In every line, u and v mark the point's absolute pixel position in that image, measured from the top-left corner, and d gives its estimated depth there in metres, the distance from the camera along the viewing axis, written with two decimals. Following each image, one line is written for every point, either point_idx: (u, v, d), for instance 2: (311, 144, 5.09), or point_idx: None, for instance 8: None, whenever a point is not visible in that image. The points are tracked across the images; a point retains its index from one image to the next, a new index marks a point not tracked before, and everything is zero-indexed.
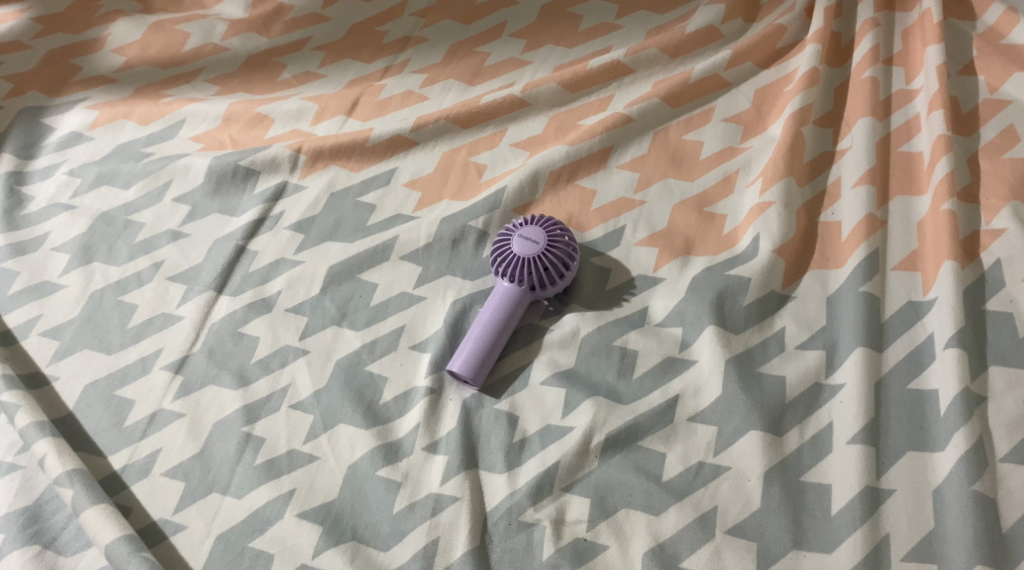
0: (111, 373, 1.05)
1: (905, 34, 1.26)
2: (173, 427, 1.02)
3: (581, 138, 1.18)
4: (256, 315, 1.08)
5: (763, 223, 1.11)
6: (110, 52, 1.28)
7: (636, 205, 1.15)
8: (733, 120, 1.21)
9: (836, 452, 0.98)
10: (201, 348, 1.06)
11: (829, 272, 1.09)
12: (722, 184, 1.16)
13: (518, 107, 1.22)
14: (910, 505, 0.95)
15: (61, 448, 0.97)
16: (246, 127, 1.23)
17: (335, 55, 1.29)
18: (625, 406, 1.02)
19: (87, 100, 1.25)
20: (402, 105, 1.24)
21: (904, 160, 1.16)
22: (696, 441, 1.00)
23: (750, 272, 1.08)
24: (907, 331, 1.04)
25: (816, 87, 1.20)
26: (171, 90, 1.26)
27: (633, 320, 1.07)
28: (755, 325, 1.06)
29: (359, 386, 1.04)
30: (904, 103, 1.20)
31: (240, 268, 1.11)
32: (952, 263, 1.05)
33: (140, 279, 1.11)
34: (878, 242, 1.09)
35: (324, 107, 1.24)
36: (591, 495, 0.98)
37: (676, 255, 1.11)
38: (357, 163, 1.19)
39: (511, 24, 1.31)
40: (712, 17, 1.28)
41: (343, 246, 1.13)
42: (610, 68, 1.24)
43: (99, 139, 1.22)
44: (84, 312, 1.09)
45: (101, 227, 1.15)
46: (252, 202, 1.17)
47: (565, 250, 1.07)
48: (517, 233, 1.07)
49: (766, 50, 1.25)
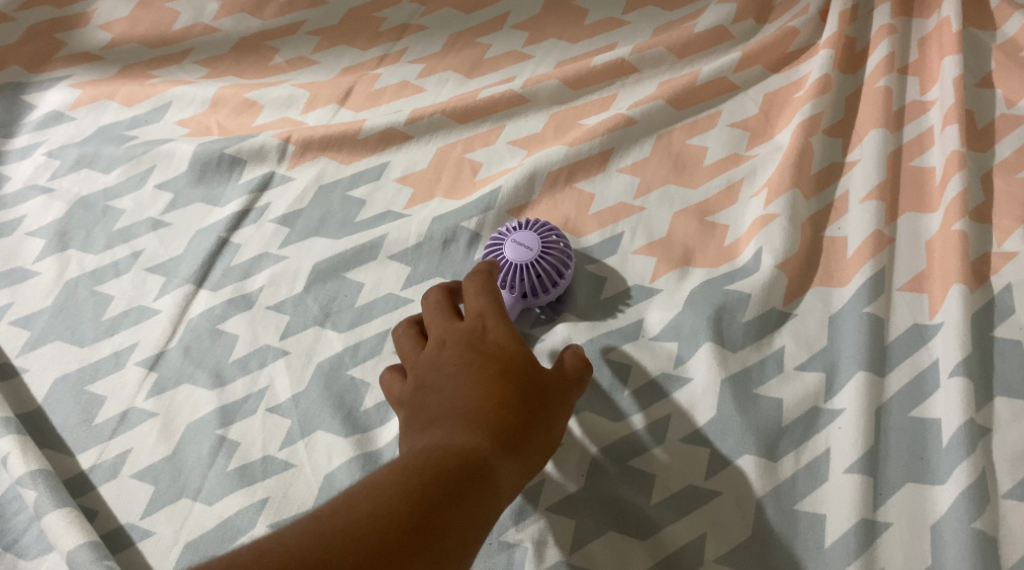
0: (82, 367, 1.01)
1: (921, 42, 1.21)
2: (144, 426, 0.98)
3: (580, 139, 1.14)
4: (235, 312, 1.04)
5: (766, 236, 1.06)
6: (96, 28, 1.23)
7: (634, 211, 1.11)
8: (739, 126, 1.16)
9: (833, 480, 0.94)
10: (177, 345, 1.02)
11: (832, 290, 1.05)
12: (726, 193, 1.12)
13: (516, 103, 1.17)
14: (907, 539, 0.91)
15: (24, 446, 0.94)
16: (233, 113, 1.18)
17: (329, 40, 1.24)
18: (615, 424, 0.98)
19: (70, 78, 1.20)
20: (396, 96, 1.20)
21: (915, 175, 1.11)
22: (687, 462, 0.96)
23: (750, 288, 1.04)
24: (910, 356, 1.00)
25: (826, 95, 1.15)
26: (158, 70, 1.22)
27: (626, 333, 1.03)
28: (754, 343, 1.02)
29: (339, 391, 1.00)
30: (917, 114, 1.16)
31: (222, 261, 1.07)
32: (961, 287, 1.01)
33: (117, 269, 1.07)
34: (884, 260, 1.05)
35: (316, 94, 1.19)
36: (574, 517, 0.94)
37: (675, 266, 1.07)
38: (347, 156, 1.15)
39: (514, 15, 1.26)
40: (722, 16, 1.23)
41: (330, 243, 1.08)
42: (613, 66, 1.19)
43: (81, 119, 1.18)
44: (56, 301, 1.05)
45: (79, 212, 1.11)
46: (236, 192, 1.12)
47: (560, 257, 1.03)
48: (510, 237, 1.03)
49: (776, 54, 1.20)
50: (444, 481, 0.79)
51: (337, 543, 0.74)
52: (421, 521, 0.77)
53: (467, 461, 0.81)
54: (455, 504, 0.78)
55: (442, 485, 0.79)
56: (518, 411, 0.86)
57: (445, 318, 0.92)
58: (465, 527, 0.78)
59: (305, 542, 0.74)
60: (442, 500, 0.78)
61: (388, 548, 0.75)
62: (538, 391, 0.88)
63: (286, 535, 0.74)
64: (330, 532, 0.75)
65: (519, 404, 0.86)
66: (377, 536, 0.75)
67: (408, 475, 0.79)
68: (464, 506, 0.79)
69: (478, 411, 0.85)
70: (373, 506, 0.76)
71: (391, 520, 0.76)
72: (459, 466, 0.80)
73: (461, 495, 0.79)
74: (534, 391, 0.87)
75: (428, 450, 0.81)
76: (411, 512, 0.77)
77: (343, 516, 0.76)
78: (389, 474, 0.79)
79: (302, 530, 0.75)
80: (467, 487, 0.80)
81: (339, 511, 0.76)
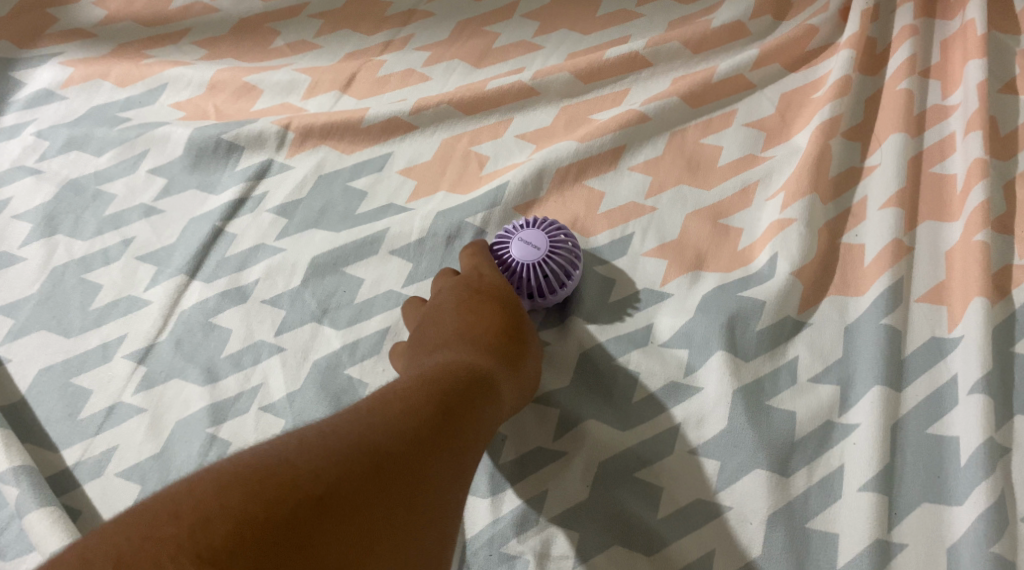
0: (67, 359, 0.97)
1: (944, 44, 1.16)
2: (132, 422, 0.94)
3: (592, 135, 1.10)
4: (230, 305, 1.00)
5: (782, 241, 1.03)
6: (89, 4, 1.19)
7: (646, 211, 1.07)
8: (755, 126, 1.12)
9: (846, 498, 0.91)
10: (168, 337, 0.98)
11: (849, 299, 1.01)
12: (740, 195, 1.08)
13: (526, 96, 1.13)
14: (921, 562, 0.88)
15: (7, 440, 0.90)
16: (232, 98, 1.14)
17: (333, 24, 1.20)
18: (622, 433, 0.95)
19: (61, 55, 1.15)
20: (401, 84, 1.16)
21: (936, 182, 1.07)
22: (696, 476, 0.93)
23: (764, 295, 1.00)
24: (928, 370, 0.97)
25: (847, 96, 1.11)
26: (153, 50, 1.17)
27: (635, 338, 1.00)
28: (767, 352, 0.98)
29: (336, 391, 0.96)
30: (938, 119, 1.11)
31: (216, 252, 1.03)
32: (982, 300, 0.97)
33: (106, 256, 1.03)
34: (903, 271, 1.01)
35: (318, 80, 1.15)
36: (579, 530, 0.91)
37: (686, 270, 1.03)
38: (349, 145, 1.10)
39: (525, 4, 1.21)
40: (740, 11, 1.18)
41: (329, 236, 1.04)
42: (627, 60, 1.15)
43: (73, 99, 1.13)
44: (42, 289, 1.01)
45: (68, 195, 1.06)
46: (232, 179, 1.08)
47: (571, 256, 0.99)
48: (517, 236, 1.00)
49: (795, 52, 1.16)
50: (466, 390, 0.83)
51: (385, 434, 0.76)
52: (452, 420, 0.80)
53: (480, 376, 0.85)
54: (477, 412, 0.82)
55: (462, 390, 0.82)
56: (517, 338, 0.92)
57: (442, 280, 0.99)
58: (482, 431, 0.82)
59: (353, 434, 0.75)
60: (467, 406, 0.82)
61: (426, 440, 0.77)
62: (527, 328, 0.94)
63: (334, 428, 0.75)
64: (373, 423, 0.76)
65: (521, 333, 0.93)
66: (420, 430, 0.77)
67: (433, 381, 0.82)
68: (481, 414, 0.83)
69: (479, 338, 0.90)
70: (407, 405, 0.79)
71: (422, 418, 0.78)
72: (477, 381, 0.85)
73: (480, 406, 0.83)
74: (529, 324, 0.95)
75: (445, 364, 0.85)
76: (443, 413, 0.80)
77: (384, 414, 0.77)
78: (412, 384, 0.81)
79: (348, 425, 0.76)
80: (484, 400, 0.84)
81: (379, 409, 0.78)
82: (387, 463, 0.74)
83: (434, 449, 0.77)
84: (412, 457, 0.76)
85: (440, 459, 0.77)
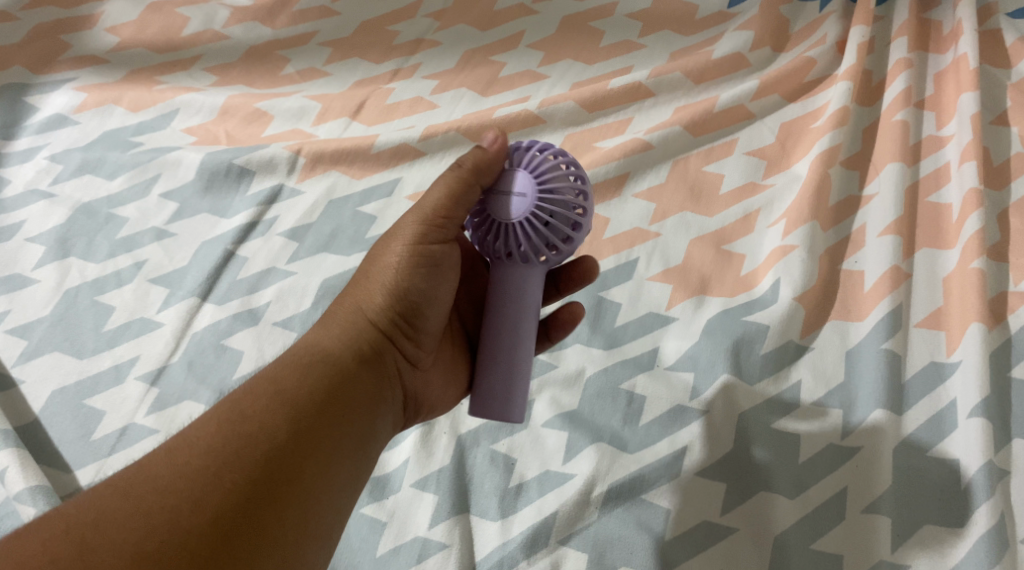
0: (81, 380, 0.98)
1: (937, 77, 1.18)
2: (144, 443, 0.95)
3: (596, 163, 1.13)
4: (241, 327, 1.01)
5: (784, 267, 1.05)
6: (103, 31, 1.21)
7: (650, 236, 1.09)
8: (756, 154, 1.14)
9: (850, 519, 0.93)
10: (180, 359, 0.99)
11: (850, 324, 1.03)
12: (742, 222, 1.10)
13: (532, 124, 1.16)
14: None
15: (24, 461, 0.92)
16: (243, 123, 1.16)
17: (342, 52, 1.22)
18: (630, 455, 0.97)
19: (74, 81, 1.17)
20: (409, 111, 1.18)
21: (932, 211, 1.09)
22: (703, 498, 0.95)
23: (767, 320, 1.02)
24: (929, 394, 0.98)
25: (845, 126, 1.13)
26: (165, 76, 1.19)
27: (641, 362, 1.02)
28: (771, 376, 1.00)
29: None
30: (933, 149, 1.13)
31: (228, 275, 1.05)
32: (979, 326, 0.99)
33: (119, 278, 1.04)
34: (902, 297, 1.03)
35: (327, 107, 1.17)
36: (588, 550, 0.93)
37: (691, 294, 1.05)
38: (359, 170, 1.12)
39: (530, 34, 1.24)
40: (740, 43, 1.22)
41: (340, 259, 1.06)
42: (630, 89, 1.18)
43: (85, 123, 1.15)
44: (55, 311, 1.02)
45: (80, 218, 1.07)
46: (244, 204, 1.09)
47: (559, 174, 0.89)
48: (491, 184, 0.90)
49: (794, 83, 1.19)
50: (255, 431, 0.82)
51: (118, 523, 0.78)
52: (222, 477, 0.80)
53: (287, 397, 0.84)
54: (269, 456, 0.81)
55: (238, 412, 0.83)
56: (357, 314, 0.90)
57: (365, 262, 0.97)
58: (260, 450, 0.82)
59: (79, 527, 0.78)
60: (252, 453, 0.81)
61: (170, 492, 0.79)
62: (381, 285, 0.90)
63: (61, 521, 0.78)
64: (113, 495, 0.79)
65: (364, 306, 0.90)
66: (168, 508, 0.79)
67: (214, 415, 0.83)
68: (279, 455, 0.82)
69: (327, 327, 0.90)
70: (163, 477, 0.80)
71: (173, 471, 0.80)
72: (274, 410, 0.83)
73: (277, 441, 0.82)
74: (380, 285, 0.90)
75: (244, 394, 0.84)
76: (209, 472, 0.80)
77: (131, 494, 0.79)
78: (193, 433, 0.82)
79: (85, 508, 0.79)
80: (283, 431, 0.83)
81: (129, 487, 0.80)
82: (108, 562, 0.76)
83: (185, 526, 0.78)
84: (151, 545, 0.77)
85: (196, 531, 0.78)
